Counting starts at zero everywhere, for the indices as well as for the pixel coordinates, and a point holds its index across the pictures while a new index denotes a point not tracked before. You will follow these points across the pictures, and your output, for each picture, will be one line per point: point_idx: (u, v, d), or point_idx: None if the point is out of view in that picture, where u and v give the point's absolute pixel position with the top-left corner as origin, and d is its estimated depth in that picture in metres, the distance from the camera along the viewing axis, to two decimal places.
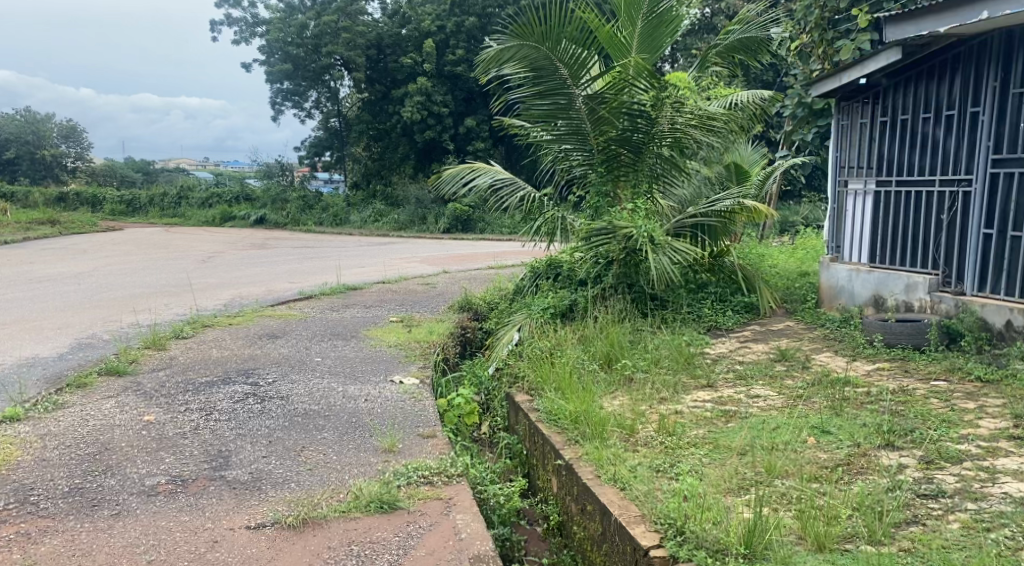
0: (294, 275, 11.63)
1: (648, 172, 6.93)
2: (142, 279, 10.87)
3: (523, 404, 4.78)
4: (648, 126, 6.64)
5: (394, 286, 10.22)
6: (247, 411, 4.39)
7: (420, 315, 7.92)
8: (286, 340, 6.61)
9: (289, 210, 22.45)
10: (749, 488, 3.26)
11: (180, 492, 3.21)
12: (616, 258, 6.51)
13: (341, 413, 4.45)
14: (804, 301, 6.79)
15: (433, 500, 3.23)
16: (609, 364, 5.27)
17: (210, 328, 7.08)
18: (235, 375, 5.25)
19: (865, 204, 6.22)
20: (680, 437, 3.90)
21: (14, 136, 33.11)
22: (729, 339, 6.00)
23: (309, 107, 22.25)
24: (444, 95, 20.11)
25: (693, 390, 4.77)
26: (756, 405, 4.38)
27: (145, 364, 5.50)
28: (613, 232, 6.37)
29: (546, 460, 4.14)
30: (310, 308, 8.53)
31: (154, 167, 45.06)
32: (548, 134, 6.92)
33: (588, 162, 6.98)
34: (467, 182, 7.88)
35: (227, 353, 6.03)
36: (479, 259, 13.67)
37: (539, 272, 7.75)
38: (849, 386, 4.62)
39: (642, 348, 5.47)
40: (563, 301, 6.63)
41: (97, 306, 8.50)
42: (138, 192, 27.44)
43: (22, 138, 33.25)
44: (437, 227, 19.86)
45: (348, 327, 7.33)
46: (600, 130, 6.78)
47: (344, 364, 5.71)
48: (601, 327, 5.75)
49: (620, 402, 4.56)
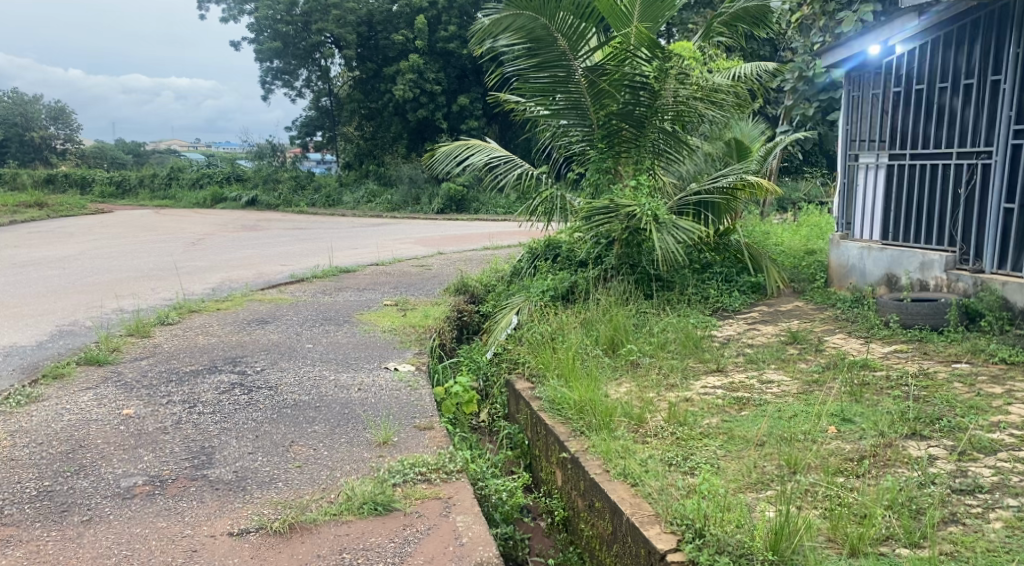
0: (285, 257, 11.36)
1: (650, 147, 6.68)
2: (129, 263, 10.59)
3: (524, 392, 4.55)
4: (651, 99, 6.38)
5: (388, 268, 9.96)
6: (233, 402, 4.15)
7: (415, 298, 7.67)
8: (276, 325, 6.36)
9: (281, 191, 22.11)
10: (770, 483, 3.05)
11: (157, 495, 2.97)
12: (617, 238, 6.31)
13: (332, 404, 4.22)
14: (812, 281, 6.55)
15: (432, 499, 3.00)
16: (613, 349, 5.04)
17: (197, 313, 6.82)
18: (222, 364, 5.01)
19: (876, 178, 5.98)
20: (692, 427, 3.67)
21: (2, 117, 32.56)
22: (737, 320, 5.77)
23: (299, 86, 21.85)
24: (437, 72, 19.75)
25: (702, 375, 4.55)
26: (770, 391, 4.16)
27: (127, 353, 5.25)
28: (615, 210, 6.11)
29: (549, 452, 3.92)
30: (301, 291, 8.28)
31: (146, 149, 44.54)
32: (546, 108, 6.67)
33: (588, 137, 6.74)
34: (461, 160, 7.59)
35: (214, 340, 5.79)
36: (475, 240, 13.43)
37: (537, 253, 7.59)
38: (866, 369, 4.40)
39: (647, 332, 5.25)
40: (562, 283, 6.43)
41: (81, 291, 8.22)
42: (128, 173, 27.02)
43: (10, 120, 32.75)
44: (431, 207, 19.56)
45: (341, 311, 7.09)
46: (601, 104, 6.52)
47: (336, 351, 5.47)
48: (603, 310, 5.52)
49: (626, 390, 4.33)
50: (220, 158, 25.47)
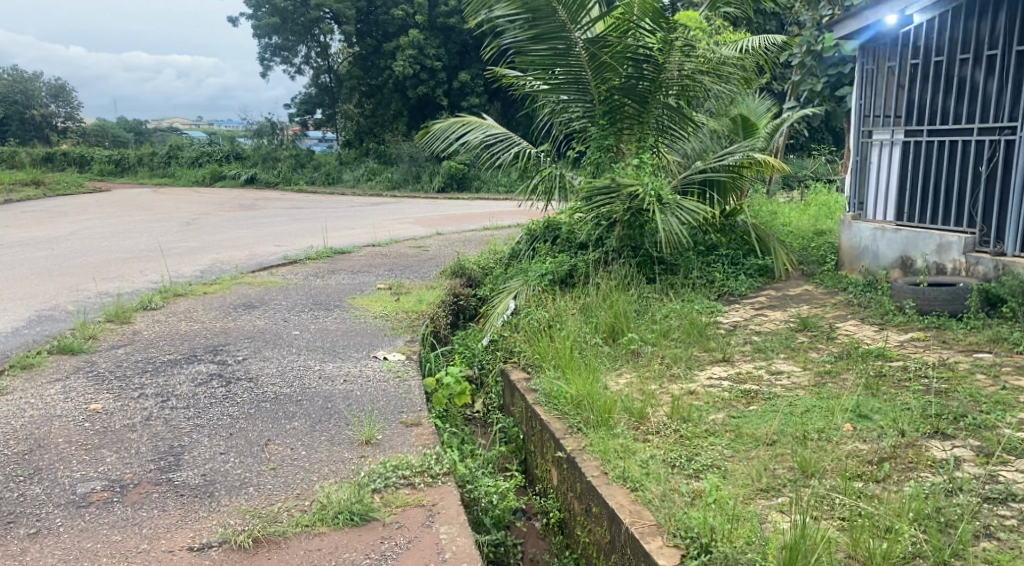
0: (281, 238, 11.10)
1: (654, 124, 6.40)
2: (120, 243, 10.35)
3: (519, 383, 4.31)
4: (655, 72, 6.09)
5: (385, 249, 9.70)
6: (209, 396, 3.91)
7: (409, 281, 7.41)
8: (264, 310, 6.12)
9: (280, 169, 21.83)
10: (781, 489, 2.81)
11: (116, 503, 2.74)
12: (619, 219, 6.06)
13: (315, 397, 3.97)
14: (822, 263, 6.26)
15: (414, 507, 2.77)
16: (613, 337, 4.78)
17: (183, 297, 6.58)
18: (203, 353, 4.77)
19: (891, 155, 5.69)
20: (697, 423, 3.42)
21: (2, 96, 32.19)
22: (743, 305, 5.51)
23: (298, 63, 21.46)
24: (437, 48, 19.35)
25: (707, 365, 4.30)
26: (779, 384, 3.91)
27: (105, 341, 5.00)
28: (616, 190, 5.83)
29: (544, 449, 3.68)
30: (293, 273, 8.03)
31: (148, 127, 44.17)
32: (544, 83, 6.37)
33: (589, 113, 6.46)
34: (456, 138, 7.30)
35: (198, 326, 5.55)
36: (475, 220, 13.16)
37: (536, 234, 7.34)
38: (882, 359, 4.14)
39: (649, 319, 5.00)
40: (562, 266, 6.18)
41: (66, 273, 7.99)
42: (127, 151, 26.74)
43: (11, 98, 32.42)
44: (432, 186, 19.26)
45: (333, 295, 6.84)
46: (602, 78, 6.21)
47: (325, 338, 5.23)
48: (603, 295, 5.27)
49: (627, 381, 4.09)
50: (219, 136, 25.15)
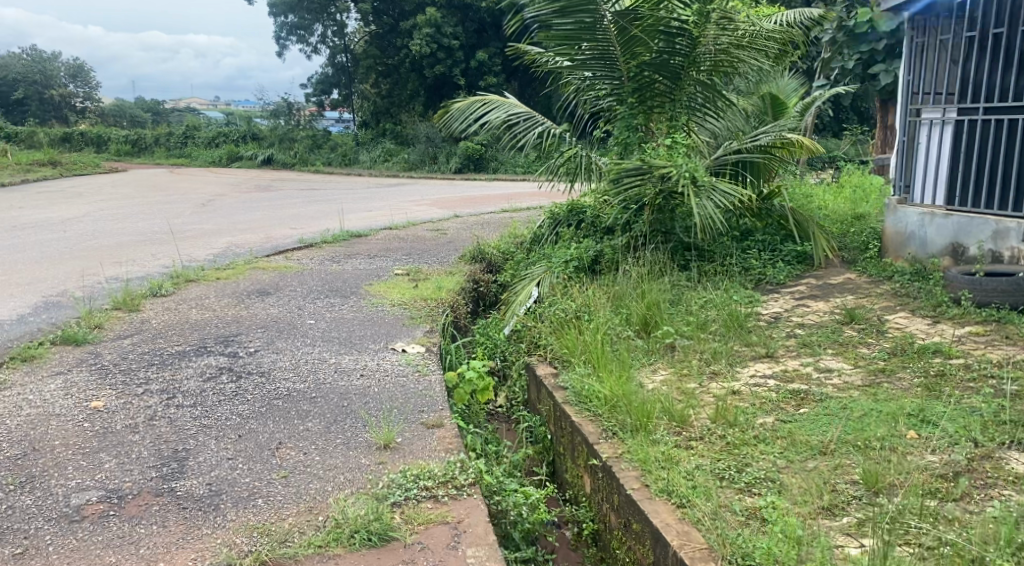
0: (296, 220, 10.87)
1: (686, 102, 6.08)
2: (133, 226, 10.13)
3: (547, 380, 4.04)
4: (689, 46, 5.76)
5: (403, 233, 9.44)
6: (217, 392, 3.66)
7: (428, 267, 7.15)
8: (278, 297, 5.88)
9: (297, 149, 21.59)
10: (845, 508, 2.53)
11: (112, 517, 2.51)
12: (649, 203, 5.74)
13: (330, 395, 3.72)
14: (864, 249, 5.91)
15: (437, 524, 2.53)
16: (646, 330, 4.50)
17: (195, 283, 6.35)
18: (213, 344, 4.54)
19: (942, 136, 5.33)
20: (744, 430, 3.14)
21: (22, 75, 32.13)
22: (782, 295, 5.20)
23: (314, 42, 21.17)
24: (454, 27, 18.94)
25: (749, 362, 4.01)
26: (831, 383, 3.62)
27: (111, 330, 4.78)
28: (647, 172, 5.50)
29: (575, 452, 3.42)
30: (309, 257, 7.78)
31: (166, 107, 44.07)
32: (570, 58, 6.02)
33: (615, 90, 6.12)
34: (476, 118, 6.98)
35: (209, 314, 5.31)
36: (493, 201, 12.87)
37: (559, 218, 7.07)
38: (940, 356, 3.82)
39: (684, 311, 4.71)
40: (586, 253, 5.92)
41: (77, 256, 7.79)
42: (144, 132, 26.58)
43: (30, 78, 32.31)
44: (449, 166, 18.95)
45: (350, 281, 6.59)
46: (631, 53, 5.85)
47: (340, 328, 4.98)
48: (633, 284, 5.00)
49: (663, 379, 3.83)
50: (236, 116, 24.94)
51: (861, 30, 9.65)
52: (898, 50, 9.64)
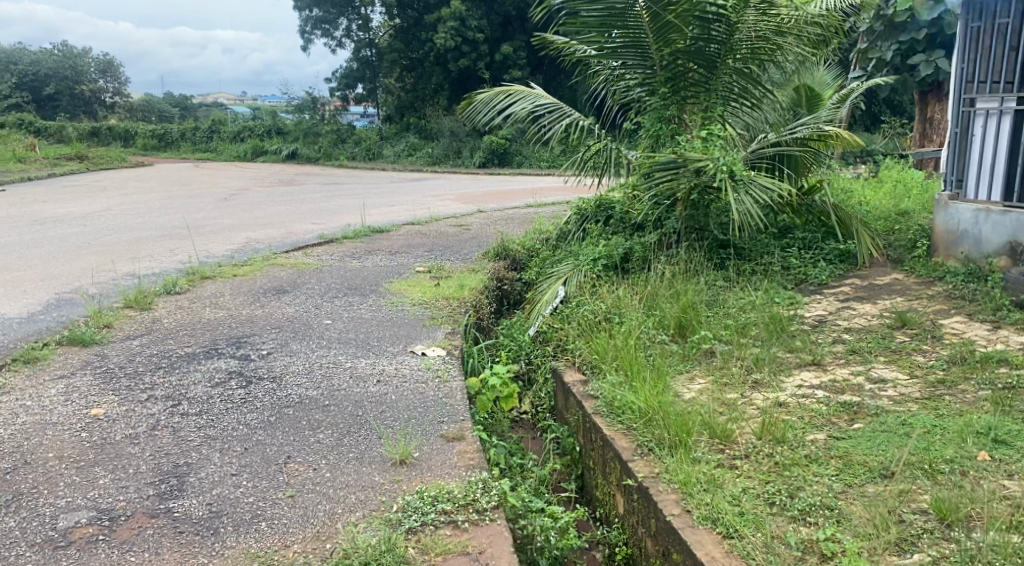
0: (318, 215, 10.70)
1: (722, 92, 5.77)
2: (154, 220, 10.00)
3: (575, 387, 3.77)
4: (726, 33, 5.45)
5: (425, 228, 9.22)
6: (225, 400, 3.44)
7: (450, 264, 6.92)
8: (295, 295, 5.67)
9: (321, 144, 21.50)
10: (914, 545, 2.27)
11: (101, 542, 2.31)
12: (682, 199, 5.49)
13: (344, 403, 3.49)
14: (912, 247, 5.57)
15: (456, 555, 2.30)
16: (681, 334, 4.23)
17: (210, 280, 6.16)
18: (224, 345, 4.33)
19: (1001, 128, 4.99)
20: (795, 449, 2.87)
21: (52, 71, 32.39)
22: (826, 297, 4.89)
23: (338, 36, 21.07)
24: (479, 19, 18.66)
25: (794, 370, 3.72)
26: (886, 395, 3.32)
27: (120, 330, 4.59)
28: (681, 166, 5.21)
29: (606, 468, 3.16)
30: (329, 254, 7.58)
31: (194, 103, 44.29)
32: (600, 46, 5.75)
33: (647, 79, 5.84)
34: (502, 109, 6.71)
35: (223, 313, 5.11)
36: (518, 196, 12.61)
37: (587, 214, 6.82)
38: (1005, 366, 3.51)
39: (721, 314, 4.43)
40: (616, 250, 5.71)
41: (95, 251, 7.66)
42: (170, 126, 26.65)
43: (61, 73, 32.56)
44: (473, 161, 18.71)
45: (369, 278, 6.38)
46: (664, 40, 5.56)
47: (358, 329, 4.76)
48: (666, 284, 4.76)
49: (701, 389, 3.57)
50: (261, 111, 24.90)
51: (899, 18, 9.24)
52: (938, 40, 9.28)
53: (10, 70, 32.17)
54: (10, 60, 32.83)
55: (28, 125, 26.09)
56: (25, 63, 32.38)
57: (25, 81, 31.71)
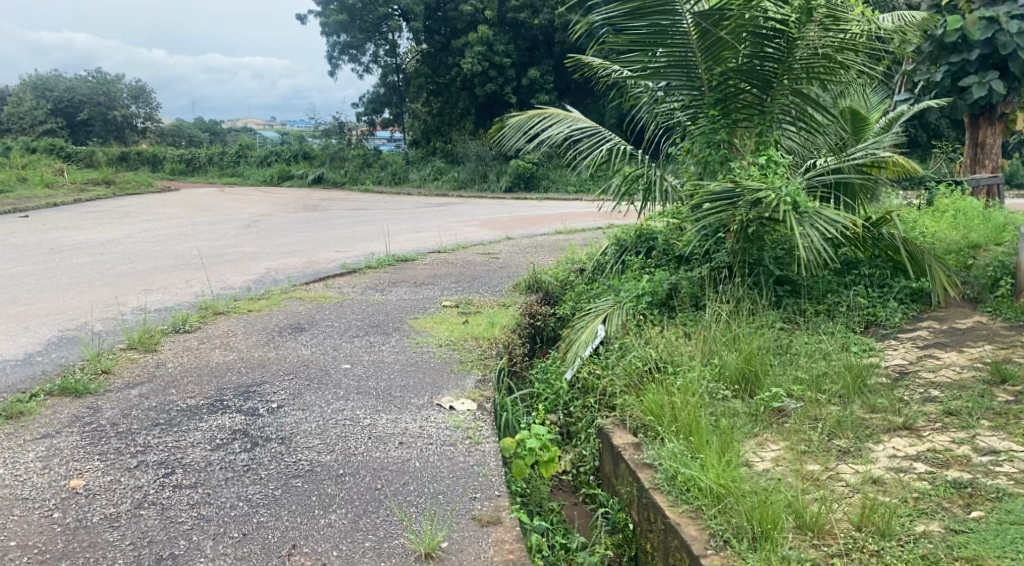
0: (341, 242, 10.34)
1: (778, 114, 5.30)
2: (173, 249, 9.68)
3: (627, 452, 3.28)
4: (785, 50, 4.97)
5: (452, 257, 8.79)
6: (225, 468, 3.00)
7: (479, 297, 6.48)
8: (313, 334, 5.24)
9: (347, 169, 21.31)
10: None
11: None
12: (734, 231, 5.02)
13: (361, 472, 3.03)
14: (994, 285, 5.03)
15: None
16: (745, 389, 3.74)
17: (223, 316, 5.76)
18: (231, 397, 3.89)
19: None
20: (903, 548, 2.38)
21: (87, 98, 32.67)
22: (903, 343, 4.37)
23: (365, 61, 20.85)
24: (506, 44, 18.38)
25: (883, 436, 3.20)
26: (1004, 471, 2.81)
27: (120, 376, 4.17)
28: (738, 196, 4.75)
29: (669, 559, 2.69)
30: (350, 285, 7.17)
31: (223, 126, 44.54)
32: (643, 67, 5.32)
33: (694, 101, 5.39)
34: (536, 134, 6.27)
35: (233, 355, 4.69)
36: (547, 222, 12.15)
37: (626, 245, 6.35)
38: None
39: (788, 365, 3.93)
40: (662, 286, 5.25)
41: (108, 283, 7.32)
42: (198, 151, 26.64)
43: (95, 100, 32.85)
44: (499, 185, 18.32)
45: (393, 314, 5.94)
46: (716, 58, 5.10)
47: (380, 376, 4.30)
48: (723, 329, 4.29)
49: (776, 460, 3.08)
50: (288, 135, 24.80)
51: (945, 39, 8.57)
52: (992, 60, 8.57)
53: (45, 97, 32.53)
54: (44, 85, 33.20)
55: (59, 151, 26.24)
56: (61, 89, 32.76)
57: (59, 107, 32.06)
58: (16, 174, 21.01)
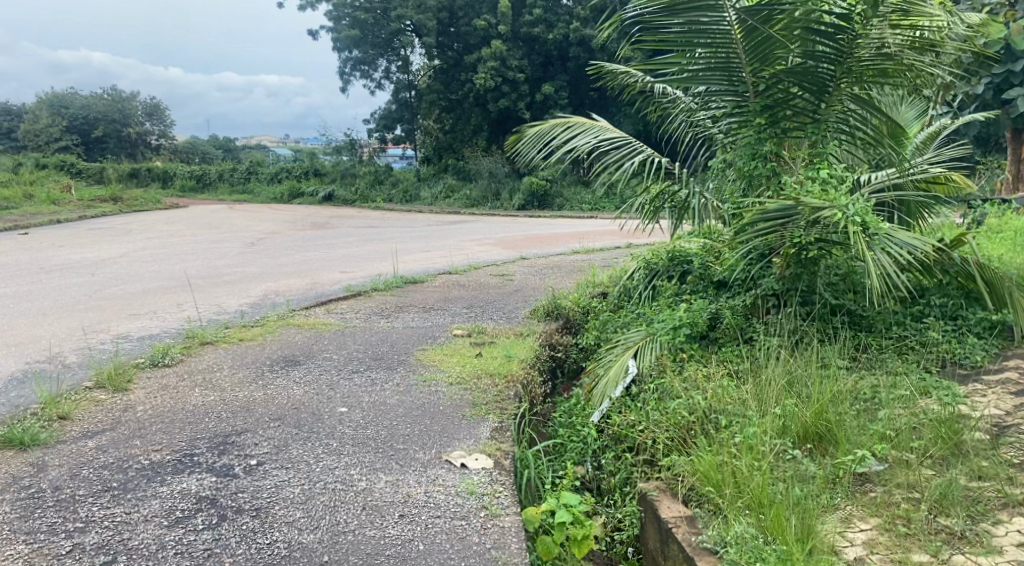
0: (347, 262, 9.78)
1: (833, 123, 4.69)
2: (170, 269, 9.13)
3: (683, 531, 2.69)
4: (844, 50, 4.37)
5: (464, 279, 8.20)
6: (181, 555, 2.49)
7: (494, 324, 5.89)
8: (307, 369, 4.65)
9: (358, 185, 20.81)
10: None
11: None
12: (785, 254, 4.41)
13: (349, 561, 2.50)
14: None
15: None
16: (815, 447, 3.15)
17: (211, 347, 5.18)
18: (203, 451, 3.29)
19: None
20: None
21: (101, 115, 32.42)
22: (991, 386, 3.77)
23: (377, 77, 20.43)
24: (520, 59, 17.93)
25: (1000, 515, 2.65)
26: None
27: (78, 424, 3.59)
28: (795, 215, 4.13)
29: None
30: (353, 310, 6.59)
31: (235, 143, 44.32)
32: (680, 69, 4.72)
33: (738, 109, 4.82)
34: (559, 144, 5.69)
35: (215, 395, 4.10)
36: (564, 241, 11.56)
37: (656, 269, 5.75)
38: None
39: (864, 416, 3.32)
40: (702, 315, 4.68)
41: (94, 307, 6.79)
42: (208, 168, 26.23)
43: (110, 117, 32.62)
44: (512, 203, 17.76)
45: (398, 344, 5.35)
46: (765, 59, 4.50)
47: (381, 422, 3.71)
48: (780, 371, 3.69)
49: (872, 547, 2.53)
50: (299, 152, 24.36)
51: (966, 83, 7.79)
52: None
53: (60, 113, 32.38)
54: (60, 102, 33.08)
55: (69, 167, 25.95)
56: (77, 107, 32.60)
57: (74, 124, 31.86)
58: (23, 191, 20.62)
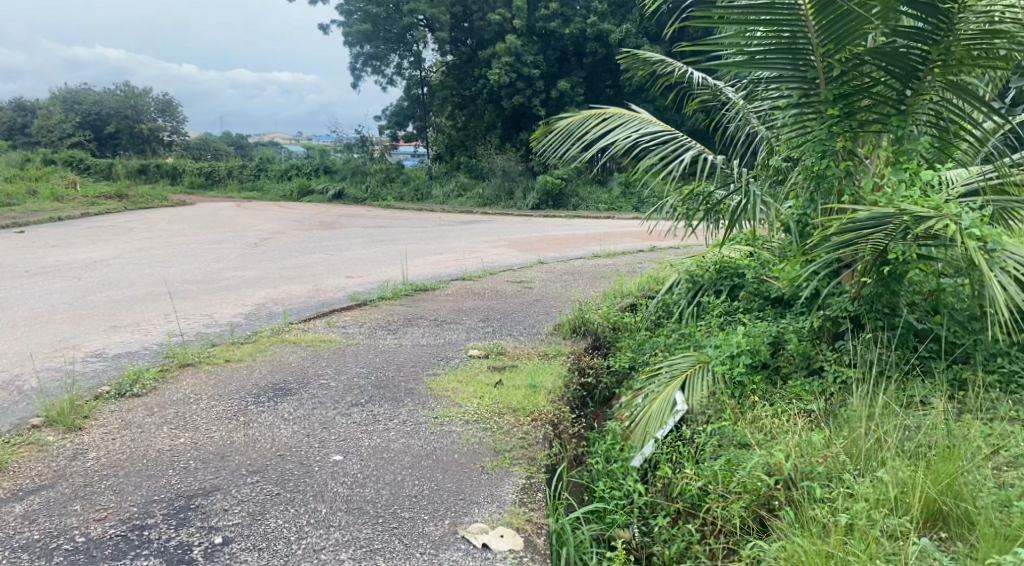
0: (354, 266, 9.09)
1: (922, 114, 3.93)
2: (164, 273, 8.48)
3: None
4: (942, 27, 3.59)
5: (478, 286, 7.50)
6: None
7: (513, 341, 5.20)
8: (299, 400, 3.98)
9: (369, 183, 20.18)
10: None
11: None
12: (869, 270, 3.66)
13: None
14: None
15: None
16: (942, 529, 2.51)
17: (191, 370, 4.52)
18: (158, 522, 2.65)
19: None
20: None
21: (113, 111, 31.95)
22: None
23: (389, 72, 19.74)
24: (535, 54, 17.13)
25: None
26: None
27: (9, 479, 2.95)
28: (887, 226, 3.38)
29: None
30: (357, 323, 5.91)
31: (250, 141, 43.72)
32: (738, 52, 3.99)
33: (805, 98, 4.08)
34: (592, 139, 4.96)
35: (186, 435, 3.43)
36: (584, 244, 10.82)
37: (701, 283, 5.06)
38: None
39: (996, 482, 2.63)
40: (762, 340, 3.94)
41: (71, 318, 6.17)
42: (219, 165, 25.64)
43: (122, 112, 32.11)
44: (525, 203, 17.04)
45: (407, 366, 4.66)
46: (845, 37, 3.76)
47: (382, 477, 3.01)
48: (877, 422, 2.95)
49: None
50: (310, 148, 23.72)
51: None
52: None
53: (73, 109, 31.90)
54: (71, 98, 32.56)
55: (78, 163, 25.38)
56: (88, 103, 32.11)
57: (86, 119, 31.38)
58: (27, 186, 20.09)
